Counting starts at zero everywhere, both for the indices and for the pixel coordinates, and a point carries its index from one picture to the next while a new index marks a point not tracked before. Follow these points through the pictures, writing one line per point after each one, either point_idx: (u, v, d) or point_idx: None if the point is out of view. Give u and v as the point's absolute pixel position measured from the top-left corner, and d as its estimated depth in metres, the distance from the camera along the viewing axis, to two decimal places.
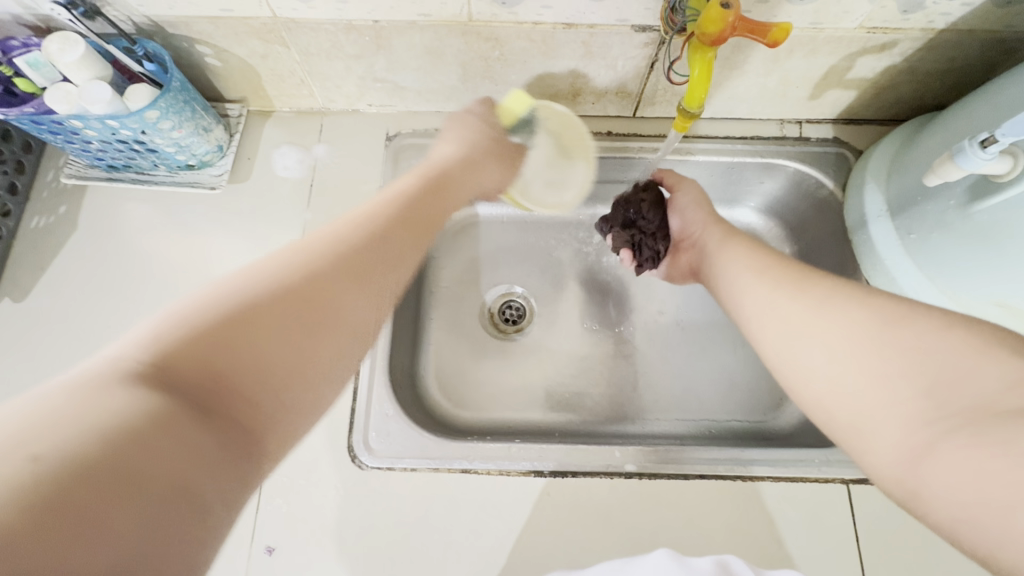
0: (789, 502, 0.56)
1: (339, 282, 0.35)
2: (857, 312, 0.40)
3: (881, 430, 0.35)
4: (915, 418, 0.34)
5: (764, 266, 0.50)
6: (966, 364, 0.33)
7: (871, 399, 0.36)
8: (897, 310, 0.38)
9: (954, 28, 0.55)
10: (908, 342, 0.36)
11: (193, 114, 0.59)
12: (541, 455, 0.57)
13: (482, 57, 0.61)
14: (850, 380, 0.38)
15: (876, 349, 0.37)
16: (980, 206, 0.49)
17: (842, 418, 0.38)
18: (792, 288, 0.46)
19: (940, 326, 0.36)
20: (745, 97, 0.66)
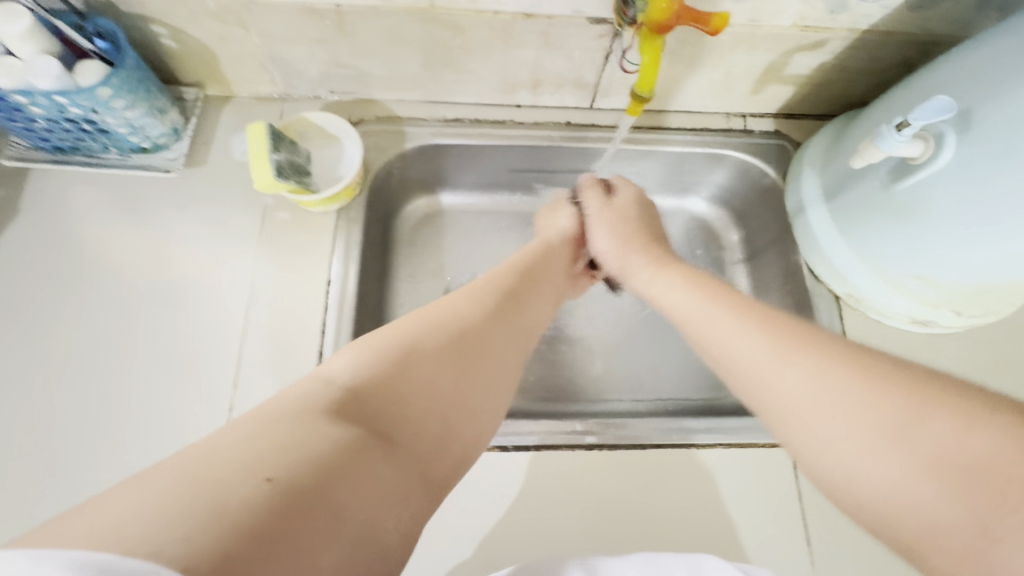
0: (738, 466, 0.59)
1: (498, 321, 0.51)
2: (845, 387, 0.39)
3: (920, 533, 0.33)
4: (954, 527, 0.31)
5: (747, 316, 0.49)
6: (984, 456, 0.31)
7: (902, 496, 0.34)
8: (916, 405, 0.35)
9: (875, 29, 0.61)
10: (921, 441, 0.34)
11: (148, 94, 0.58)
12: (505, 431, 0.60)
13: (444, 45, 0.62)
14: (873, 466, 0.36)
15: (891, 441, 0.35)
16: (899, 186, 0.55)
17: (905, 521, 0.33)
18: (783, 352, 0.44)
19: (958, 425, 0.33)
20: (694, 91, 0.71)
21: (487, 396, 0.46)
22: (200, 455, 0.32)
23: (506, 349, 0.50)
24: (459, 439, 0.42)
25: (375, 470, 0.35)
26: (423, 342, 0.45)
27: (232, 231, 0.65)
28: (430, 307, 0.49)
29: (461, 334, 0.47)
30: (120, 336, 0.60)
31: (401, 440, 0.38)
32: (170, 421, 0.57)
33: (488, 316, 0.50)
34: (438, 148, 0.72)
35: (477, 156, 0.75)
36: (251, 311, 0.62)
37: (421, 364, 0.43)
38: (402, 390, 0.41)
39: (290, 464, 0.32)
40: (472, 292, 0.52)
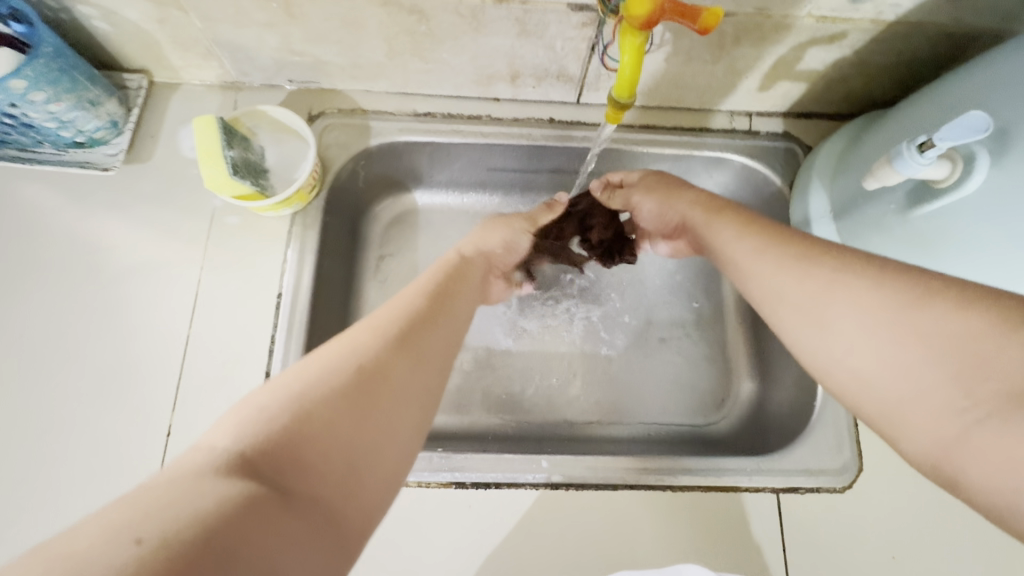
0: (718, 512, 0.54)
1: (438, 311, 0.47)
2: (868, 291, 0.38)
3: (908, 412, 0.34)
4: (944, 411, 0.32)
5: (766, 242, 0.46)
6: (972, 331, 0.33)
7: (900, 387, 0.35)
8: (912, 291, 0.36)
9: (904, 21, 0.52)
10: (921, 325, 0.35)
11: (75, 84, 0.52)
12: (463, 465, 0.54)
13: (408, 32, 0.55)
14: (869, 353, 0.36)
15: (898, 336, 0.35)
16: (917, 211, 0.47)
17: (882, 394, 0.36)
18: (802, 266, 0.42)
19: (952, 308, 0.34)
20: (692, 86, 0.63)
21: (405, 416, 0.38)
22: (59, 541, 0.24)
23: (424, 381, 0.41)
24: (377, 471, 0.35)
25: (278, 527, 0.28)
26: (324, 378, 0.36)
27: (177, 235, 0.59)
28: (327, 348, 0.39)
29: (369, 360, 0.38)
30: (52, 349, 0.56)
31: (305, 493, 0.30)
32: (103, 442, 0.53)
33: (394, 345, 0.41)
34: (407, 145, 0.66)
35: (450, 153, 0.68)
36: (195, 326, 0.57)
37: (327, 400, 0.34)
38: (308, 433, 0.32)
39: (171, 521, 0.26)
40: (372, 324, 0.43)
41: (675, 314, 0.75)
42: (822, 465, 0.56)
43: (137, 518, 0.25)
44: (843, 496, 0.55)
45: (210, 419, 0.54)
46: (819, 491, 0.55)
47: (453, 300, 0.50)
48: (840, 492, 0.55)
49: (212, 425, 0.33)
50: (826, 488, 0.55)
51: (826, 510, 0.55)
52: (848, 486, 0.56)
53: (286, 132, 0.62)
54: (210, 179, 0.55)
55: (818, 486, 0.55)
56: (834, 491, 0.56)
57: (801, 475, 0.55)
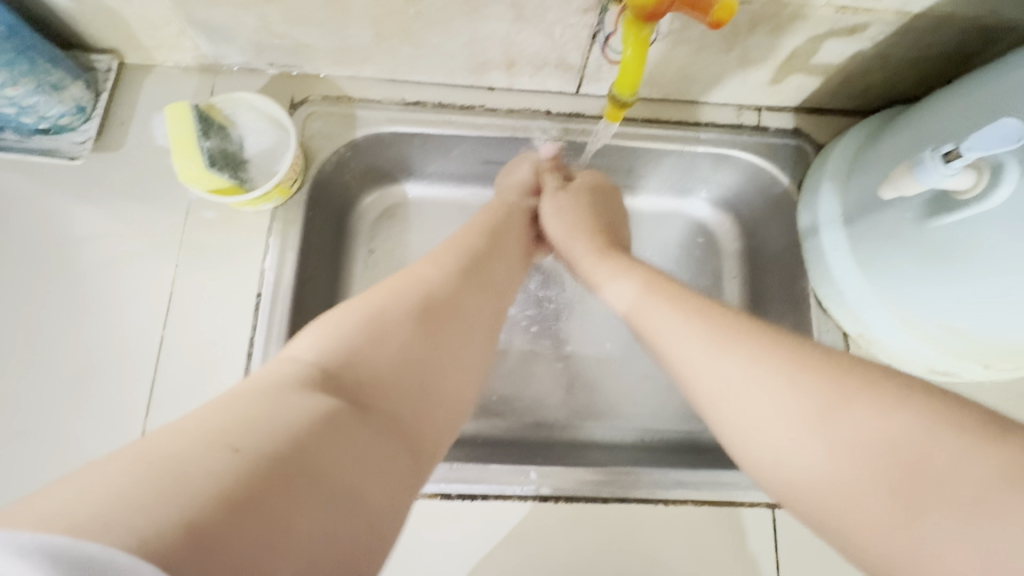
0: (712, 527, 0.52)
1: (488, 253, 0.51)
2: (796, 377, 0.37)
3: (839, 506, 0.33)
4: (883, 510, 0.31)
5: (681, 299, 0.47)
6: (915, 450, 0.31)
7: (837, 472, 0.33)
8: (833, 391, 0.35)
9: (931, 12, 0.49)
10: (851, 425, 0.34)
11: (34, 67, 0.48)
12: (449, 476, 0.52)
13: (395, 14, 0.51)
14: (813, 457, 0.34)
15: (829, 443, 0.34)
16: (938, 222, 0.44)
17: (818, 495, 0.34)
18: (719, 345, 0.42)
19: (876, 407, 0.33)
20: (699, 78, 0.59)
21: (468, 347, 0.43)
22: (154, 446, 0.27)
23: (479, 317, 0.45)
24: (445, 399, 0.39)
25: (355, 437, 0.31)
26: (390, 309, 0.40)
27: (150, 229, 0.56)
28: (389, 283, 0.43)
29: (428, 295, 0.42)
30: (18, 348, 0.53)
31: (379, 410, 0.34)
32: (72, 447, 0.50)
33: (457, 286, 0.45)
34: (396, 135, 0.62)
35: (443, 144, 0.64)
36: (168, 327, 0.54)
37: (399, 326, 0.39)
38: (373, 364, 0.36)
39: (261, 437, 0.28)
40: (434, 260, 0.47)
41: None
42: None
43: (219, 432, 0.28)
44: None
45: None
46: None
47: (496, 254, 0.52)
48: None
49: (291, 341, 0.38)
50: None
51: None
52: None
53: (266, 120, 0.57)
54: (186, 174, 0.52)
55: None
56: None
57: None
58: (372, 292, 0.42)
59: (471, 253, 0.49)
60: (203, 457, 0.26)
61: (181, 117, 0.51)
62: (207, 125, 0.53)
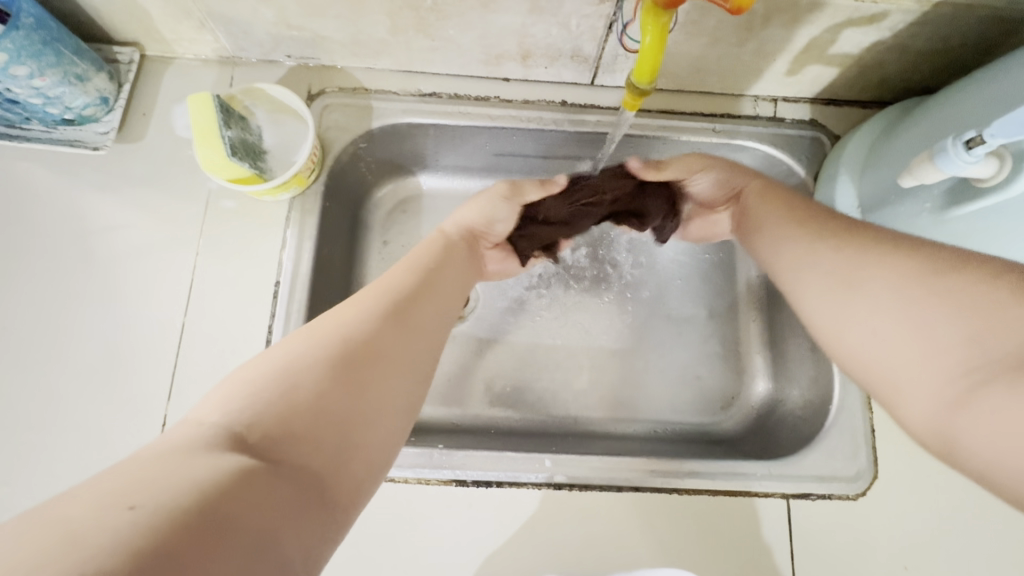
0: (725, 517, 0.52)
1: (426, 279, 0.48)
2: (888, 271, 0.37)
3: (908, 383, 0.34)
4: (955, 368, 0.32)
5: (796, 207, 0.48)
6: (982, 319, 0.32)
7: (905, 356, 0.35)
8: (942, 262, 0.36)
9: (951, 1, 0.48)
10: (939, 300, 0.34)
11: (60, 59, 0.49)
12: (463, 463, 0.52)
13: (412, 6, 0.51)
14: (887, 345, 0.36)
15: (914, 306, 0.35)
16: (958, 212, 0.44)
17: (888, 364, 0.36)
18: (836, 241, 0.42)
19: (983, 277, 0.33)
20: (715, 69, 0.59)
21: (401, 383, 0.39)
22: (51, 507, 0.24)
23: (411, 359, 0.41)
24: (373, 437, 0.35)
25: (268, 495, 0.28)
26: (301, 357, 0.35)
27: (171, 218, 0.57)
28: (303, 331, 0.39)
29: (342, 343, 0.37)
30: (43, 334, 0.54)
31: (294, 463, 0.30)
32: (96, 431, 0.52)
33: (383, 322, 0.41)
34: (412, 127, 0.62)
35: (457, 136, 0.65)
36: (189, 314, 0.55)
37: (316, 370, 0.35)
38: (285, 425, 0.32)
39: (161, 490, 0.25)
40: (364, 296, 0.43)
41: (687, 308, 0.72)
42: (836, 472, 0.54)
43: (130, 485, 0.25)
44: (856, 505, 0.53)
45: None
46: (831, 499, 0.53)
47: (443, 285, 0.49)
48: (854, 500, 0.53)
49: (200, 400, 0.33)
50: (839, 495, 0.53)
51: (838, 517, 0.53)
52: (862, 494, 0.54)
53: (282, 111, 0.58)
54: (205, 162, 0.52)
55: (830, 494, 0.53)
56: (847, 498, 0.54)
57: (813, 482, 0.53)
58: (294, 335, 0.38)
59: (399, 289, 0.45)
60: (96, 514, 0.23)
61: (202, 106, 0.52)
62: (228, 114, 0.53)
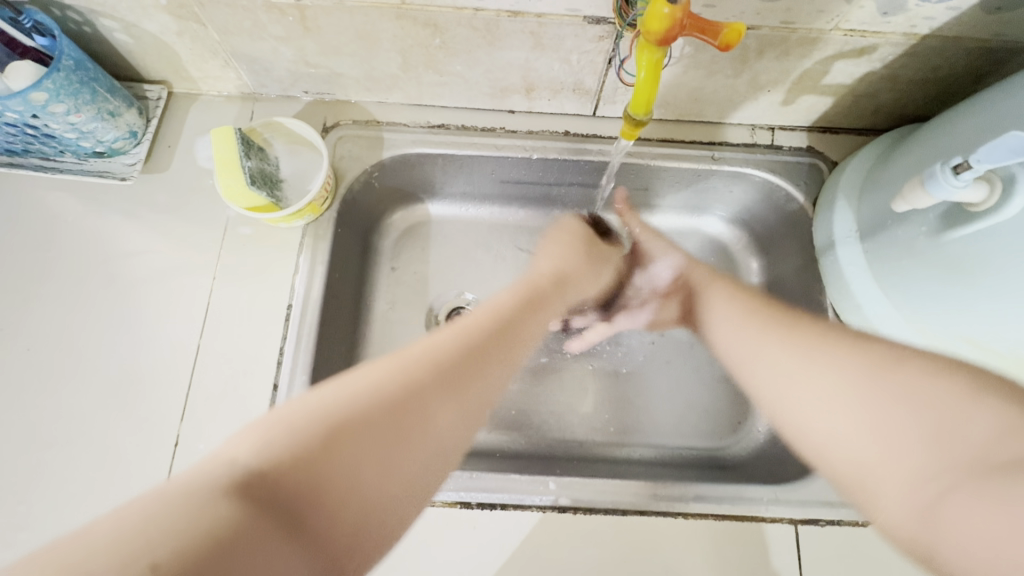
0: (732, 542, 0.52)
1: (490, 327, 0.48)
2: (844, 364, 0.44)
3: (885, 483, 0.38)
4: (917, 479, 0.36)
5: (751, 309, 0.55)
6: (983, 437, 0.34)
7: (891, 465, 0.38)
8: (881, 357, 0.43)
9: (938, 34, 0.50)
10: (907, 384, 0.40)
11: (94, 96, 0.53)
12: (469, 485, 0.52)
13: (422, 45, 0.55)
14: (896, 487, 0.37)
15: (891, 404, 0.40)
16: (953, 236, 0.45)
17: (863, 458, 0.40)
18: (799, 348, 0.49)
19: (922, 373, 0.40)
20: (712, 100, 0.61)
21: (435, 451, 0.38)
22: (89, 537, 0.25)
23: (450, 420, 0.40)
24: (392, 516, 0.35)
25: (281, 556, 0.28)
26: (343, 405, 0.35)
27: (191, 244, 0.60)
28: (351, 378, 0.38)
29: (383, 410, 0.36)
30: (65, 356, 0.56)
31: (314, 526, 0.30)
32: (111, 451, 0.53)
33: (437, 381, 0.40)
34: (421, 156, 0.65)
35: (465, 165, 0.67)
36: (204, 336, 0.57)
37: (367, 433, 0.35)
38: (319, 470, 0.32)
39: (192, 543, 0.25)
40: (427, 349, 0.43)
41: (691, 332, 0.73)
42: None
43: (166, 528, 0.25)
44: (866, 531, 0.52)
45: (212, 433, 0.54)
46: (840, 525, 0.52)
47: (514, 333, 0.49)
48: (863, 526, 0.52)
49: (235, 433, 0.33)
50: (848, 520, 0.53)
51: (848, 544, 0.52)
52: None
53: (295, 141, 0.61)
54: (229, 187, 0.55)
55: (839, 519, 0.53)
56: (857, 524, 0.53)
57: (821, 507, 0.53)
58: (351, 375, 0.38)
59: (463, 336, 0.45)
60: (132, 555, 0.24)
61: (225, 133, 0.55)
62: (249, 143, 0.56)
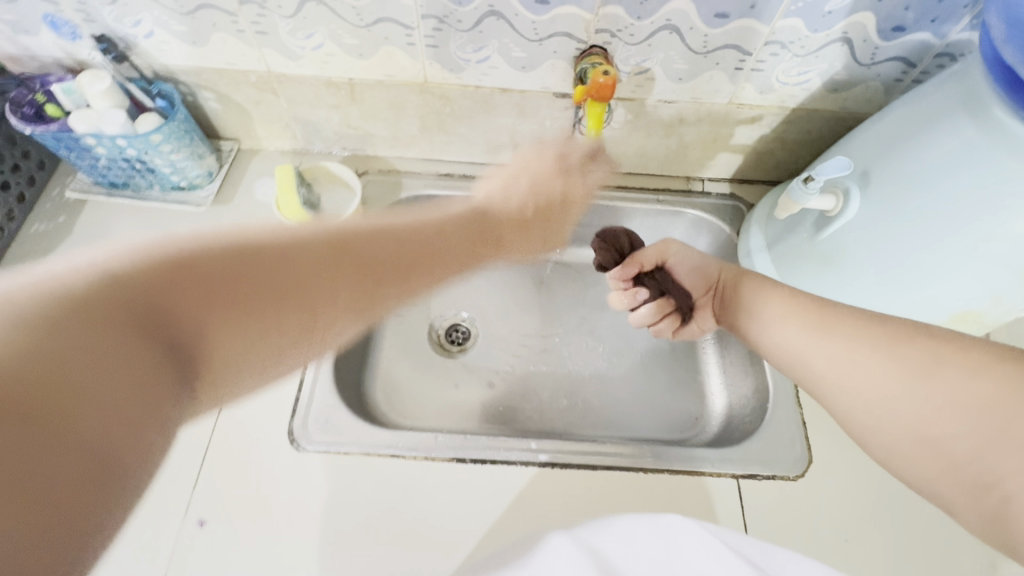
0: (686, 492, 0.61)
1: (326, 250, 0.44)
2: (871, 344, 0.44)
3: (938, 447, 0.38)
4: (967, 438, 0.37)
5: (750, 292, 0.56)
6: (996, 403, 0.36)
7: (937, 428, 0.38)
8: (907, 335, 0.43)
9: (802, 107, 0.71)
10: (939, 380, 0.39)
11: (191, 142, 0.71)
12: (464, 444, 0.63)
13: (436, 112, 0.75)
14: (942, 443, 0.38)
15: (896, 381, 0.41)
16: (823, 236, 0.62)
17: (895, 438, 0.41)
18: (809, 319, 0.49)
19: (963, 367, 0.38)
20: (653, 157, 0.81)
21: (232, 362, 0.39)
22: None
23: (233, 343, 0.38)
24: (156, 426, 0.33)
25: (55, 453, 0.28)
26: (223, 252, 0.37)
27: None
28: (234, 230, 0.40)
29: (260, 283, 0.39)
30: None
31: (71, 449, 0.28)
32: None
33: (234, 272, 0.38)
34: (429, 195, 0.83)
35: (465, 205, 0.85)
36: None
37: (260, 294, 0.39)
38: (201, 316, 0.36)
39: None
40: (264, 232, 0.40)
41: (652, 344, 0.86)
42: (777, 456, 0.64)
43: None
44: (797, 484, 0.62)
45: (249, 403, 0.65)
46: (775, 479, 0.63)
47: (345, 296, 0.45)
48: (794, 480, 0.63)
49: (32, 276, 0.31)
50: (782, 475, 0.63)
51: (782, 496, 0.62)
52: (801, 475, 0.63)
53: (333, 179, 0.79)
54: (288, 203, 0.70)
55: (774, 475, 0.63)
56: (789, 479, 0.63)
57: (759, 464, 0.63)
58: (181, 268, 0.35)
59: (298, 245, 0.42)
60: None
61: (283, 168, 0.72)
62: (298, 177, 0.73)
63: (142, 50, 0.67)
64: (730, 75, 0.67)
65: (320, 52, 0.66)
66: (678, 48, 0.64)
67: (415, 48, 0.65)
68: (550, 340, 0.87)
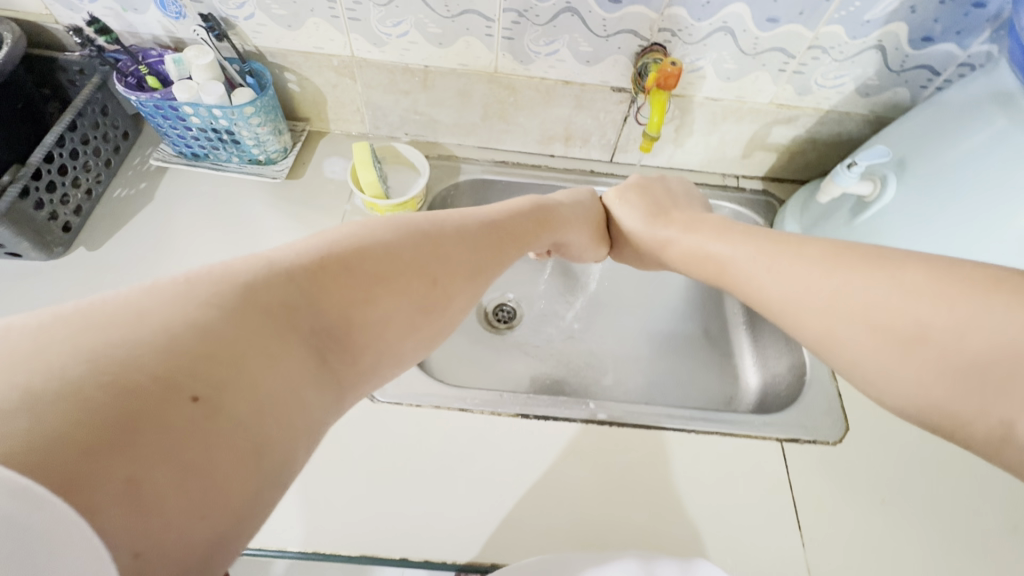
0: (735, 453, 0.66)
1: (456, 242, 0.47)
2: (860, 288, 0.42)
3: (915, 393, 0.38)
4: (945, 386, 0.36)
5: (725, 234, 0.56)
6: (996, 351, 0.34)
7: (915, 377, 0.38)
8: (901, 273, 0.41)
9: (835, 109, 0.79)
10: (934, 326, 0.38)
11: (274, 118, 0.77)
12: (527, 402, 0.67)
13: (500, 101, 0.81)
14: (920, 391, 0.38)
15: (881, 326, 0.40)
16: (860, 219, 0.69)
17: (883, 386, 0.40)
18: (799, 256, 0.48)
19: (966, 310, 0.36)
20: (694, 152, 0.88)
21: (384, 324, 0.39)
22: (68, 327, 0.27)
23: (391, 310, 0.39)
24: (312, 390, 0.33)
25: (235, 407, 0.28)
26: (355, 250, 0.39)
27: (315, 225, 0.80)
28: (350, 234, 0.41)
29: (396, 253, 0.41)
30: None
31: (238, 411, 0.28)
32: None
33: (383, 258, 0.40)
34: (485, 180, 0.89)
35: (517, 191, 0.91)
36: None
37: (383, 271, 0.40)
38: (356, 300, 0.37)
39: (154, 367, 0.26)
40: (393, 227, 0.44)
41: (687, 328, 0.92)
42: (816, 423, 0.69)
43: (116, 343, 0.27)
44: (836, 448, 0.67)
45: None
46: (816, 443, 0.67)
47: (482, 262, 0.48)
48: (834, 445, 0.67)
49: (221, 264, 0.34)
50: (822, 440, 0.67)
51: (823, 459, 0.66)
52: (840, 441, 0.68)
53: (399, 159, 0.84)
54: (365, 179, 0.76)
55: (815, 440, 0.68)
56: (829, 444, 0.68)
57: (800, 430, 0.68)
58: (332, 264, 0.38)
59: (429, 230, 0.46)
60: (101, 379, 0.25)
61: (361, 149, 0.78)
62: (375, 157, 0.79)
63: (240, 31, 0.72)
64: (773, 76, 0.74)
65: (403, 39, 0.73)
66: (729, 49, 0.71)
67: (491, 39, 0.72)
68: (591, 323, 0.92)
